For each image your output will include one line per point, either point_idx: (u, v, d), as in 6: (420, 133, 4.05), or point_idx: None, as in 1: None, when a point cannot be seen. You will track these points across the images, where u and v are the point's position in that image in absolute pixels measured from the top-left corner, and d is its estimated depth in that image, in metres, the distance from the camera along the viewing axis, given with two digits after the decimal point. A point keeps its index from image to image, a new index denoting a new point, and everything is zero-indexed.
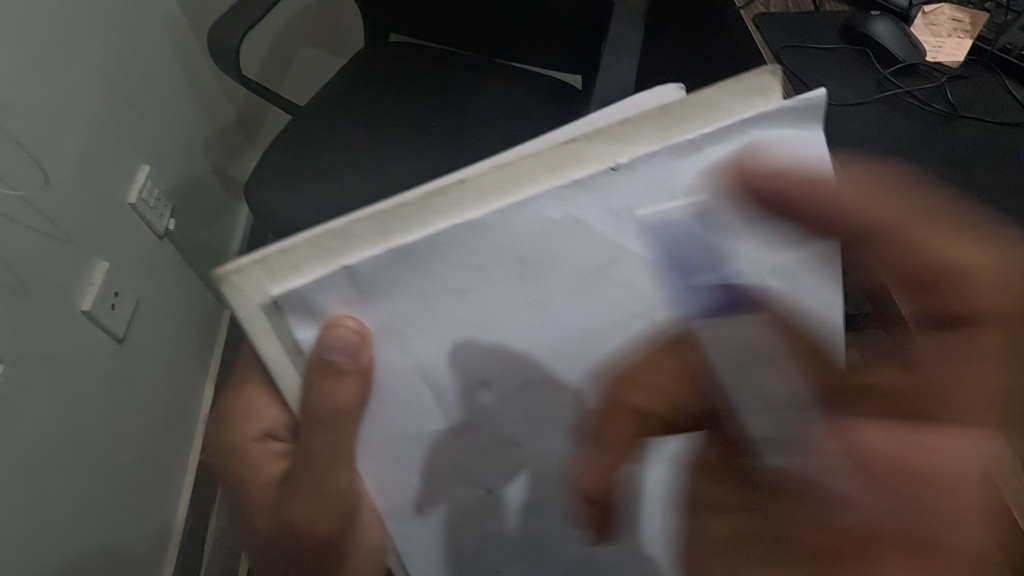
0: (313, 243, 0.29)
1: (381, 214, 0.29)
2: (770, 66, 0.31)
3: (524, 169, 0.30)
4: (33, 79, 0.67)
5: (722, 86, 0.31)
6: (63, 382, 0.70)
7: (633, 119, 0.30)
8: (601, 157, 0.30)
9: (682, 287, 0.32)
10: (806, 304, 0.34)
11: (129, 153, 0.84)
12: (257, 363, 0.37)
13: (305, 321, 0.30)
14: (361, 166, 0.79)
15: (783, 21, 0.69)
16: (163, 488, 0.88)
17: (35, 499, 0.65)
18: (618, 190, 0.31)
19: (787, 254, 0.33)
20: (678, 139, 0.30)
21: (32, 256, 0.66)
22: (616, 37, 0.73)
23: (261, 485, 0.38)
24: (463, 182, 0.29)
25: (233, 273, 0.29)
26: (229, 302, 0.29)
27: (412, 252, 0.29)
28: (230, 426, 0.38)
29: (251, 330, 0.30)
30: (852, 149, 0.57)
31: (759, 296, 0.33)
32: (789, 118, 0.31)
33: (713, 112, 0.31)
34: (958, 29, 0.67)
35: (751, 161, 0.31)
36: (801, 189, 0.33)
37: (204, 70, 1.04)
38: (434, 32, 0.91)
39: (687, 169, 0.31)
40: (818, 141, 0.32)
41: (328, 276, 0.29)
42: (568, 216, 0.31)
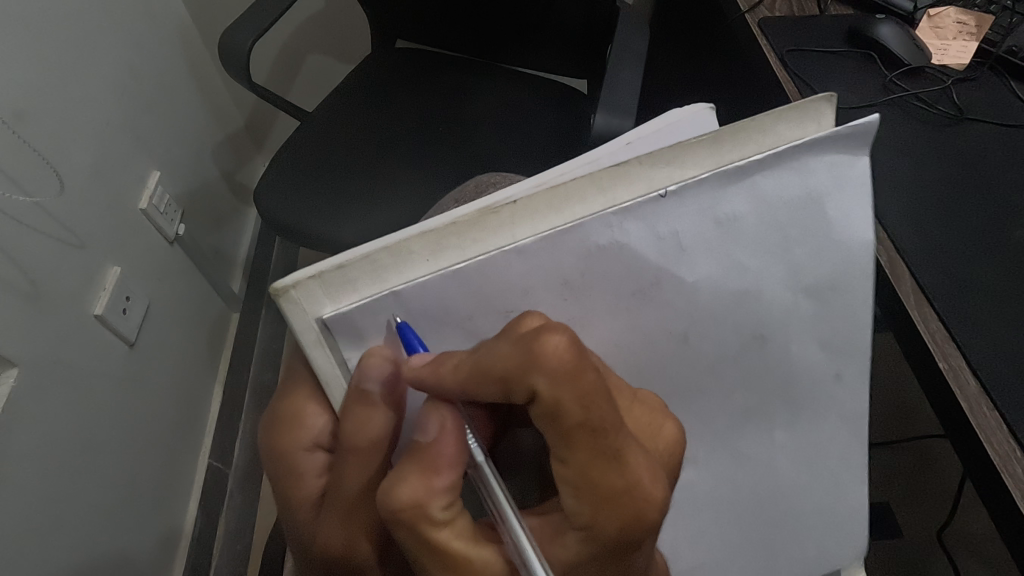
0: (369, 259, 0.29)
1: (434, 232, 0.29)
2: (829, 94, 0.31)
3: (575, 191, 0.30)
4: (47, 86, 0.68)
5: (778, 111, 0.31)
6: (75, 386, 0.70)
7: (687, 142, 0.30)
8: (650, 181, 0.30)
9: (721, 304, 0.33)
10: (834, 321, 0.35)
11: (139, 159, 0.85)
12: (309, 369, 0.37)
13: (353, 340, 0.30)
14: (377, 175, 0.80)
15: (790, 25, 0.70)
16: (173, 492, 0.88)
17: (49, 500, 0.65)
18: (666, 215, 0.30)
19: (826, 272, 0.34)
20: (729, 166, 0.30)
21: (45, 261, 0.67)
22: (625, 42, 0.73)
23: (302, 503, 0.36)
24: (515, 203, 0.29)
25: (292, 287, 0.29)
26: (284, 315, 0.29)
27: (455, 275, 0.29)
28: (279, 435, 0.37)
29: (305, 342, 0.30)
30: (884, 159, 0.57)
31: (788, 307, 0.34)
32: (840, 142, 0.31)
33: (766, 138, 0.31)
34: (963, 32, 0.67)
35: (801, 183, 0.32)
36: (844, 216, 0.33)
37: (213, 76, 1.05)
38: (441, 39, 0.93)
39: (735, 195, 0.31)
40: (867, 168, 0.32)
41: (378, 296, 0.29)
42: (614, 241, 0.30)
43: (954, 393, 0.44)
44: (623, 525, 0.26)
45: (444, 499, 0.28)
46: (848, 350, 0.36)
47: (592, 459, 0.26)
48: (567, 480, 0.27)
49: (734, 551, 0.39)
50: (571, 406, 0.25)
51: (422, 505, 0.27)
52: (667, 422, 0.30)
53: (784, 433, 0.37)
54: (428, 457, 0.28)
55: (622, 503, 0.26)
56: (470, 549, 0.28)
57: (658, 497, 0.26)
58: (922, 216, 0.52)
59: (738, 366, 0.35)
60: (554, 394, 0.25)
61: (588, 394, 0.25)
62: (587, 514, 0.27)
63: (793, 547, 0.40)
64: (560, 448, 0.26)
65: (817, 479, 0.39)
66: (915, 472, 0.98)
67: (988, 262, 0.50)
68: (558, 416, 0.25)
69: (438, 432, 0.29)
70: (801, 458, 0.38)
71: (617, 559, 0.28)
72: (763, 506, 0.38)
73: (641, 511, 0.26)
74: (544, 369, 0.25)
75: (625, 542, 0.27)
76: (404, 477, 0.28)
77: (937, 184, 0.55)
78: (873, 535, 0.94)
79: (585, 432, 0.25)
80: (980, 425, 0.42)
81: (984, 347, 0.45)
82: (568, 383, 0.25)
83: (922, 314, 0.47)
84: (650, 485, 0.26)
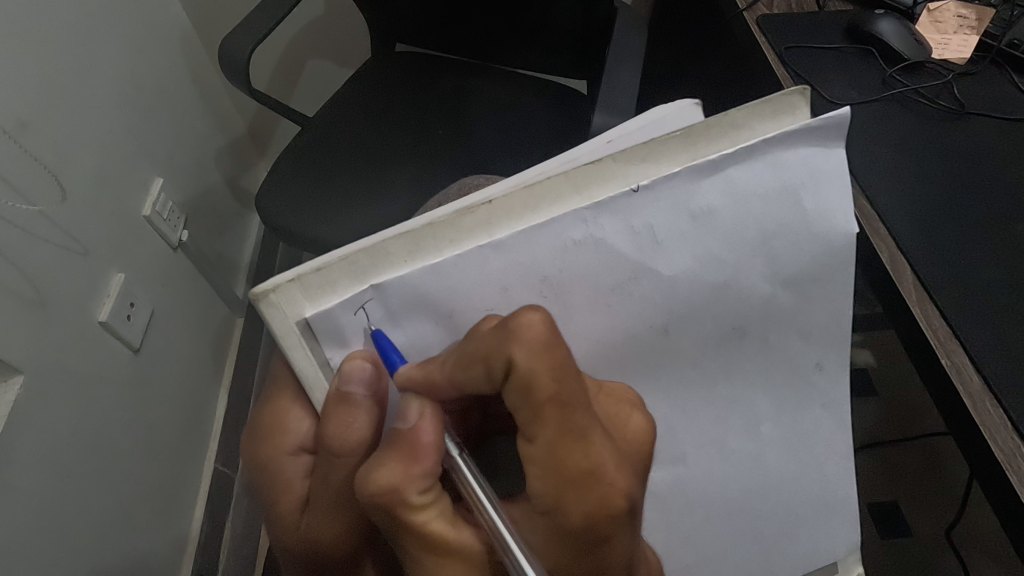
0: (348, 261, 0.29)
1: (412, 233, 0.29)
2: (799, 87, 0.31)
3: (550, 190, 0.30)
4: (49, 96, 0.69)
5: (749, 108, 0.31)
6: (81, 392, 0.71)
7: (660, 139, 0.30)
8: (626, 177, 0.30)
9: (699, 296, 0.33)
10: (818, 315, 0.35)
11: (142, 166, 0.86)
12: (291, 374, 0.36)
13: (334, 343, 0.30)
14: (374, 177, 0.80)
15: (787, 22, 0.69)
16: (178, 497, 0.89)
17: (58, 506, 0.66)
18: (640, 210, 0.30)
19: (805, 264, 0.34)
20: (702, 160, 0.30)
21: (48, 268, 0.67)
22: (621, 41, 0.73)
23: (288, 504, 0.38)
24: (491, 202, 0.29)
25: (272, 291, 0.29)
26: (266, 319, 0.29)
27: (437, 274, 0.29)
28: (264, 439, 0.37)
29: (287, 345, 0.30)
30: (869, 150, 0.56)
31: (772, 302, 0.34)
32: (813, 135, 0.31)
33: (741, 132, 0.31)
34: (964, 25, 0.67)
35: (774, 176, 0.32)
36: (823, 208, 0.33)
37: (215, 83, 1.06)
38: (438, 42, 0.93)
39: (709, 188, 0.31)
40: (842, 160, 0.32)
41: (358, 297, 0.29)
42: (589, 236, 0.30)
43: (957, 390, 0.44)
44: (591, 508, 0.27)
45: (421, 484, 0.30)
46: (830, 339, 0.36)
47: (560, 438, 0.27)
48: (535, 459, 0.28)
49: (728, 546, 0.39)
50: (543, 379, 0.26)
51: (398, 490, 0.29)
52: (635, 412, 0.31)
53: (772, 425, 0.37)
54: (407, 443, 0.30)
55: (589, 485, 0.27)
56: (448, 531, 0.30)
57: (626, 482, 0.28)
58: (920, 211, 0.52)
59: (724, 362, 0.35)
60: (530, 367, 0.26)
61: (560, 368, 0.27)
62: (553, 495, 0.28)
63: (787, 542, 0.40)
64: (530, 427, 0.27)
65: (804, 472, 0.39)
66: (923, 472, 0.97)
67: (986, 257, 0.49)
68: (531, 389, 0.27)
69: (417, 418, 0.30)
70: (790, 453, 0.38)
71: (587, 545, 0.28)
72: (756, 501, 0.39)
73: (606, 495, 0.27)
74: (523, 342, 0.27)
75: (590, 528, 0.28)
76: (384, 463, 0.30)
77: (932, 178, 0.54)
78: (880, 534, 0.92)
79: (555, 406, 0.27)
80: (983, 422, 0.42)
81: (987, 344, 0.45)
82: (543, 353, 0.27)
83: (922, 309, 0.47)
84: (614, 470, 0.27)
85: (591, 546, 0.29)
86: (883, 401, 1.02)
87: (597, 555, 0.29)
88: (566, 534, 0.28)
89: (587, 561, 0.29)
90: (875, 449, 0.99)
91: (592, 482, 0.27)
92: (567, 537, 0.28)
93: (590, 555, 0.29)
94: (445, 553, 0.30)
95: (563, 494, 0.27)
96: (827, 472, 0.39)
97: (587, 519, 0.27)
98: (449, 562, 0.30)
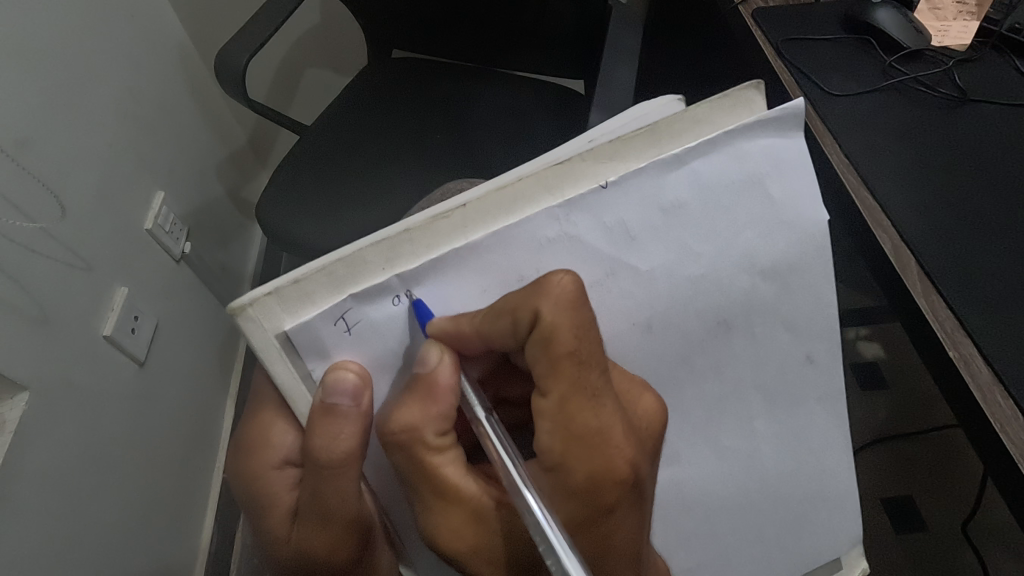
0: (324, 272, 0.29)
1: (388, 240, 0.29)
2: (754, 80, 0.31)
3: (524, 192, 0.29)
4: (48, 115, 0.69)
5: (708, 103, 0.31)
6: (89, 406, 0.71)
7: (626, 136, 0.29)
8: (594, 175, 0.30)
9: (680, 292, 0.32)
10: (801, 306, 0.35)
11: (143, 180, 0.87)
12: (272, 387, 0.36)
13: (317, 357, 0.30)
14: (369, 183, 0.80)
15: (781, 15, 0.69)
16: (188, 509, 0.89)
17: (68, 523, 0.66)
18: (611, 206, 0.30)
19: (782, 253, 0.33)
20: (667, 154, 0.30)
21: (51, 284, 0.68)
22: (613, 41, 0.73)
23: (275, 518, 0.38)
24: (465, 206, 0.29)
25: (249, 305, 0.28)
26: (245, 334, 0.29)
27: (417, 278, 0.29)
28: (247, 455, 0.37)
29: (268, 360, 0.30)
30: (866, 139, 0.55)
31: (754, 295, 0.34)
32: (772, 126, 0.31)
33: (702, 127, 0.31)
34: (963, 12, 0.66)
35: (739, 168, 0.31)
36: (789, 195, 0.33)
37: (214, 95, 1.07)
38: (433, 46, 0.93)
39: (676, 181, 0.30)
40: (804, 149, 0.32)
41: (338, 307, 0.29)
42: (563, 234, 0.30)
43: (967, 383, 0.43)
44: (593, 469, 0.29)
45: (438, 427, 0.31)
46: (818, 331, 0.36)
47: (573, 394, 0.28)
48: (548, 417, 0.29)
49: (728, 547, 0.39)
50: (565, 335, 0.28)
51: (417, 429, 0.31)
52: (645, 393, 0.31)
53: (764, 420, 0.37)
54: (427, 386, 0.31)
55: (596, 446, 0.29)
56: (459, 478, 0.32)
57: (632, 453, 0.29)
58: (922, 200, 0.51)
59: (714, 357, 0.34)
60: (553, 323, 0.27)
61: (581, 328, 0.28)
62: (559, 453, 0.29)
63: (788, 541, 0.40)
64: (545, 381, 0.29)
65: (802, 468, 0.39)
66: (933, 466, 0.95)
67: (992, 246, 0.48)
68: (552, 343, 0.28)
69: (438, 361, 0.30)
70: (787, 449, 0.38)
71: (592, 513, 0.29)
72: (756, 500, 0.38)
73: (609, 458, 0.29)
74: (549, 298, 0.28)
75: (591, 491, 0.29)
76: (404, 403, 0.31)
77: (933, 167, 0.53)
78: (896, 531, 0.91)
79: (573, 362, 0.28)
80: (995, 414, 0.41)
81: (995, 332, 0.44)
82: (568, 309, 0.28)
83: (929, 301, 0.46)
84: (621, 438, 0.29)
85: (595, 516, 0.29)
86: (893, 394, 1.01)
87: (602, 527, 0.30)
88: (575, 499, 0.29)
89: (594, 533, 0.30)
90: (889, 443, 0.97)
91: (600, 444, 0.29)
92: (575, 501, 0.29)
93: (596, 527, 0.30)
94: (450, 499, 0.32)
95: (568, 452, 0.29)
96: (823, 465, 0.39)
97: (588, 482, 0.29)
98: (456, 509, 0.32)
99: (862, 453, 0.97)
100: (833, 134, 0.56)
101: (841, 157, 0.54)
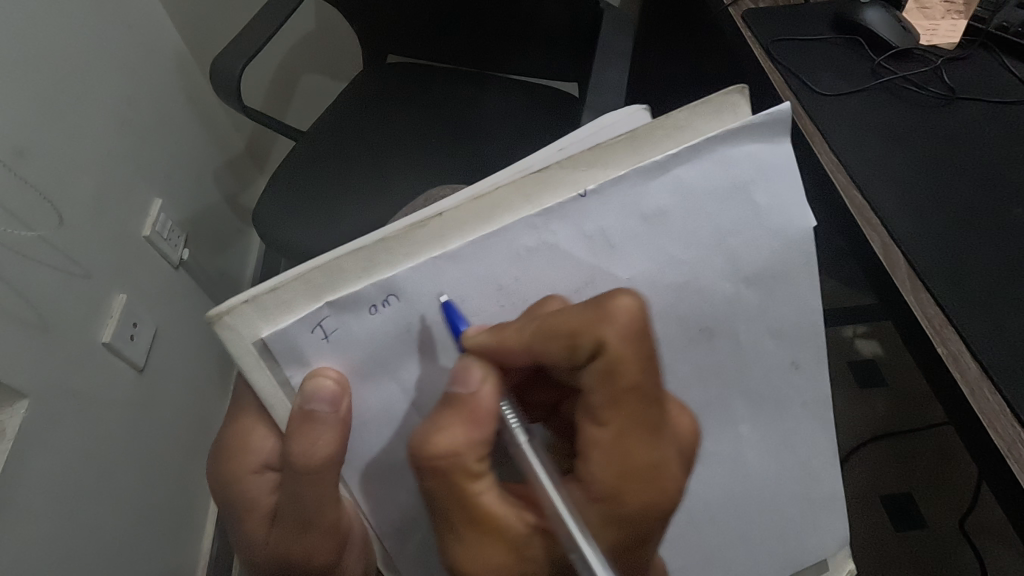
0: (301, 280, 0.29)
1: (366, 249, 0.29)
2: (739, 84, 0.31)
3: (500, 200, 0.30)
4: (46, 125, 0.70)
5: (692, 107, 0.31)
6: (88, 413, 0.72)
7: (606, 144, 0.30)
8: (573, 183, 0.30)
9: (660, 298, 0.33)
10: (785, 312, 0.35)
11: (141, 188, 0.87)
12: (250, 394, 0.36)
13: (295, 364, 0.31)
14: (364, 190, 0.80)
15: (772, 16, 0.69)
16: (189, 514, 0.89)
17: (68, 528, 0.67)
18: (590, 214, 0.31)
19: (764, 259, 0.34)
20: (647, 161, 0.30)
21: (51, 291, 0.69)
22: (604, 45, 0.74)
23: (255, 519, 0.39)
24: (442, 215, 0.29)
25: (226, 313, 0.29)
26: (222, 341, 0.29)
27: (397, 286, 0.30)
28: (227, 459, 0.38)
29: (245, 366, 0.31)
30: (854, 139, 0.56)
31: (736, 301, 0.34)
32: (757, 133, 0.31)
33: (685, 133, 0.31)
34: (951, 11, 0.66)
35: (724, 174, 0.31)
36: (777, 201, 0.33)
37: (211, 103, 1.08)
38: (428, 51, 0.93)
39: (658, 189, 0.31)
40: (791, 155, 0.32)
41: (315, 315, 0.29)
42: (541, 242, 0.31)
43: (956, 381, 0.43)
44: (647, 500, 0.29)
45: (478, 452, 0.31)
46: (803, 338, 0.36)
47: (633, 426, 0.29)
48: (605, 446, 0.29)
49: (713, 545, 0.39)
50: (630, 368, 0.28)
51: (459, 455, 0.30)
52: (684, 414, 0.32)
53: (748, 425, 0.38)
54: (472, 410, 0.30)
55: (651, 478, 0.29)
56: (501, 511, 0.31)
57: (680, 481, 0.30)
58: (913, 200, 0.51)
59: (700, 366, 0.35)
60: (619, 355, 0.28)
61: (645, 359, 0.28)
62: (614, 484, 0.29)
63: (772, 539, 0.41)
64: (605, 411, 0.29)
65: (788, 471, 0.39)
66: (930, 462, 0.96)
67: (981, 244, 0.49)
68: (616, 374, 0.28)
69: (479, 383, 0.31)
70: (772, 456, 0.38)
71: (632, 537, 0.30)
72: (740, 499, 0.39)
73: (662, 488, 0.30)
74: (614, 327, 0.28)
75: (641, 519, 0.30)
76: (447, 428, 0.30)
77: (923, 167, 0.54)
78: (895, 528, 0.91)
79: (634, 395, 0.28)
80: (983, 411, 0.41)
81: (984, 330, 0.44)
82: (631, 340, 0.28)
83: (917, 298, 0.47)
84: (672, 467, 0.30)
85: (637, 540, 0.31)
86: (892, 391, 1.02)
87: (641, 547, 0.31)
88: (620, 526, 0.30)
89: (629, 554, 0.31)
90: (887, 440, 0.98)
91: (655, 475, 0.29)
92: (620, 527, 0.30)
93: (632, 548, 0.31)
94: (487, 528, 0.31)
95: (623, 483, 0.29)
96: (811, 466, 0.40)
97: (638, 511, 0.30)
98: (491, 540, 0.31)
99: (860, 451, 0.97)
100: (821, 134, 0.57)
101: (831, 156, 0.55)
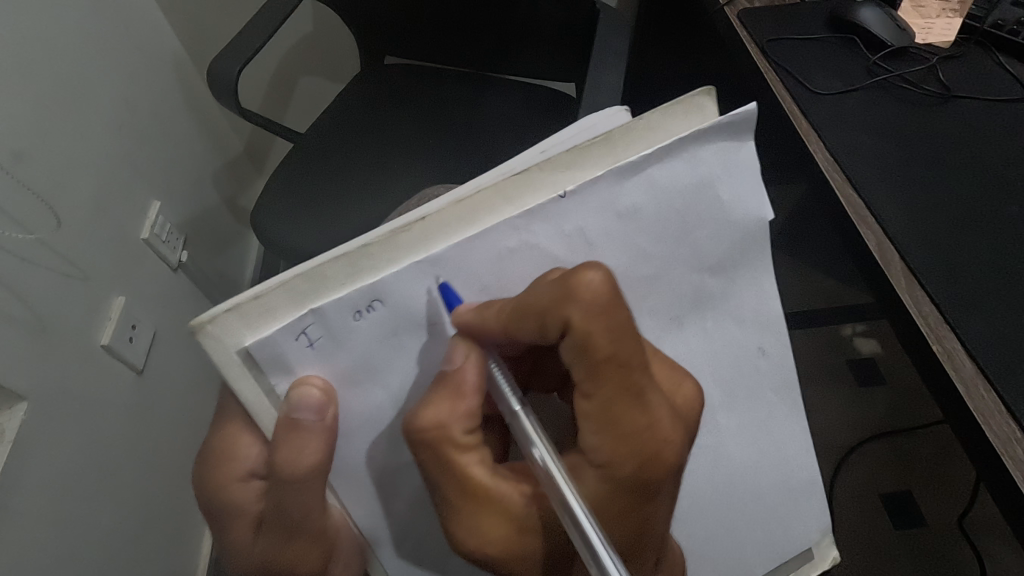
0: (285, 287, 0.29)
1: (348, 255, 0.29)
2: (706, 87, 0.31)
3: (483, 203, 0.30)
4: (44, 128, 0.70)
5: (661, 108, 0.31)
6: (88, 416, 0.72)
7: (582, 146, 0.30)
8: (552, 184, 0.30)
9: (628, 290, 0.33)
10: (749, 304, 0.37)
11: (140, 191, 0.88)
12: (236, 402, 0.37)
13: (280, 372, 0.31)
14: (359, 190, 0.81)
15: (767, 15, 0.69)
16: (188, 514, 0.90)
17: (68, 530, 0.67)
18: (572, 214, 0.31)
19: (727, 250, 0.35)
20: (624, 161, 0.30)
21: (50, 295, 0.69)
22: (599, 45, 0.74)
23: (241, 526, 0.39)
24: (425, 220, 0.29)
25: (209, 322, 0.29)
26: (205, 349, 0.29)
27: (381, 292, 0.29)
28: (213, 466, 0.38)
29: (230, 375, 0.31)
30: (848, 138, 0.56)
31: (705, 294, 0.35)
32: (721, 133, 0.31)
33: (654, 133, 0.31)
34: (947, 9, 0.67)
35: (690, 172, 0.32)
36: (736, 197, 0.33)
37: (209, 105, 1.08)
38: (425, 52, 0.94)
39: (632, 188, 0.31)
40: (752, 152, 0.32)
41: (297, 323, 0.29)
42: (523, 243, 0.31)
43: (950, 377, 0.43)
44: (641, 460, 0.30)
45: (466, 424, 0.32)
46: (767, 325, 0.38)
47: (617, 395, 0.29)
48: (589, 414, 0.30)
49: (702, 537, 0.40)
50: (601, 340, 0.28)
51: (445, 428, 0.32)
52: (686, 381, 0.33)
53: (725, 414, 0.39)
54: (452, 384, 0.32)
55: (641, 442, 0.30)
56: (490, 482, 0.33)
57: (678, 444, 0.31)
58: (906, 199, 0.52)
59: (671, 352, 0.36)
60: (588, 328, 0.28)
61: (615, 330, 0.29)
62: (607, 452, 0.30)
63: (759, 533, 0.41)
64: (589, 383, 0.30)
65: (765, 459, 0.40)
66: (927, 459, 0.96)
67: (977, 242, 0.49)
68: (590, 348, 0.29)
69: (462, 361, 0.32)
70: (749, 441, 0.40)
71: (636, 498, 0.31)
72: (725, 492, 0.40)
73: (658, 447, 0.30)
74: (580, 302, 0.28)
75: (639, 479, 0.30)
76: (431, 403, 0.32)
77: (917, 165, 0.54)
78: (893, 525, 0.92)
79: (613, 366, 0.29)
80: (979, 409, 0.41)
81: (981, 326, 0.45)
82: (598, 314, 0.28)
83: (912, 295, 0.47)
84: (668, 428, 0.30)
85: (642, 499, 0.31)
86: (892, 389, 1.02)
87: (648, 508, 0.32)
88: (620, 488, 0.31)
89: (635, 516, 0.32)
90: (887, 438, 0.98)
91: (645, 439, 0.30)
92: (619, 490, 0.31)
93: (639, 509, 0.32)
94: (481, 501, 0.33)
95: (613, 448, 0.30)
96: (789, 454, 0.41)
97: (635, 472, 0.30)
98: (490, 511, 0.33)
99: (860, 448, 0.98)
100: (817, 133, 0.57)
101: (826, 154, 0.55)
